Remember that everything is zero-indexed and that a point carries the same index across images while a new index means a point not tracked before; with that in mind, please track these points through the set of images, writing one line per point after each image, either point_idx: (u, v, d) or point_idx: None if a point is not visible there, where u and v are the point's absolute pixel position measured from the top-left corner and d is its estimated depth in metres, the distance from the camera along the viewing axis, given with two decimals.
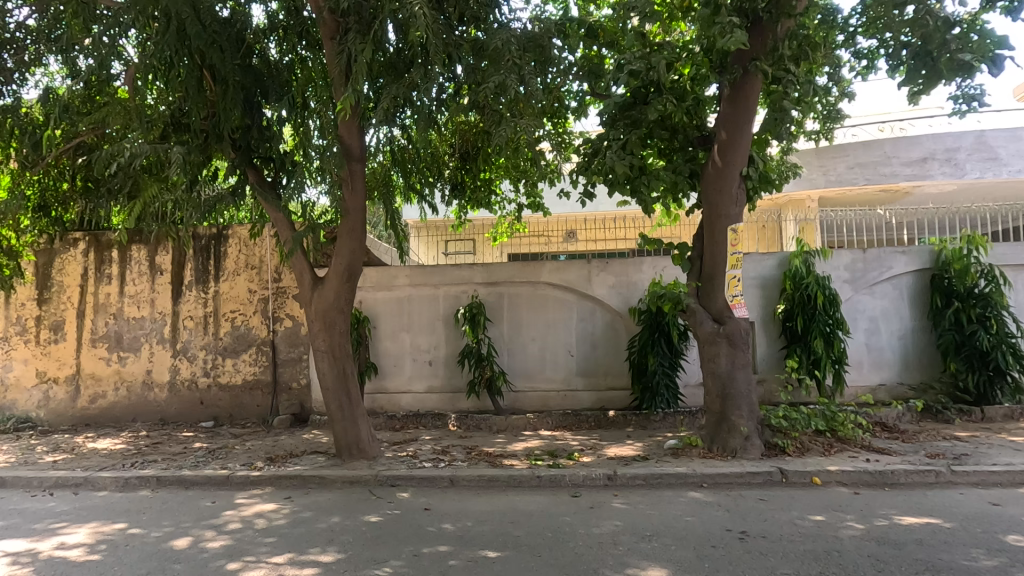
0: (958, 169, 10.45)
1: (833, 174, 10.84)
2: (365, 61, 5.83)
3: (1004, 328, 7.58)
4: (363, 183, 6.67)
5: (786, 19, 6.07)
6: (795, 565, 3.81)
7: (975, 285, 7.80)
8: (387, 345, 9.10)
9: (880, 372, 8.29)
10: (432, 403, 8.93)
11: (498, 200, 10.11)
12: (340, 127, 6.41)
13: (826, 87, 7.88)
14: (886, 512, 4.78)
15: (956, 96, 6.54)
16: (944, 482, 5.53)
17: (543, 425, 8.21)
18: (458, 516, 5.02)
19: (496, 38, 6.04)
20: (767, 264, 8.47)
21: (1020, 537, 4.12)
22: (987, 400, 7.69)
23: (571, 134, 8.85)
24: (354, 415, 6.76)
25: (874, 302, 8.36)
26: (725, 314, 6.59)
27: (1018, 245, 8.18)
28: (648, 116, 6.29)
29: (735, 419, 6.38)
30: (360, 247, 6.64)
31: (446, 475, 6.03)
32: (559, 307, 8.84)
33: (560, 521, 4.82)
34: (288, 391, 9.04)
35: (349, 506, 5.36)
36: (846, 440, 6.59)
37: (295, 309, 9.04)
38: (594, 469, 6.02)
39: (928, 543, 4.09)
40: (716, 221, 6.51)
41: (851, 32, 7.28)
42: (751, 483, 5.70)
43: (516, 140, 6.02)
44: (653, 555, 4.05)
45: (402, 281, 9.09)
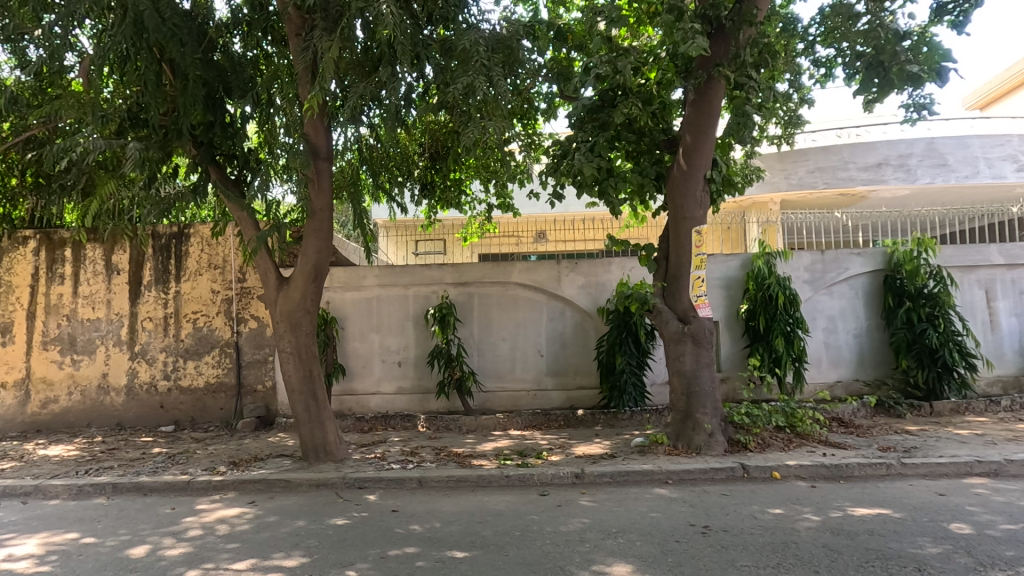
0: (911, 174, 10.90)
1: (795, 178, 11.17)
2: (332, 59, 5.72)
3: (951, 327, 7.96)
4: (330, 182, 6.58)
5: (748, 27, 6.25)
6: (754, 557, 3.93)
7: (925, 285, 8.17)
8: (356, 345, 9.00)
9: (838, 370, 8.60)
10: (402, 404, 8.87)
11: (468, 200, 10.12)
12: (306, 125, 6.30)
13: (787, 94, 8.15)
14: (841, 504, 4.97)
15: (907, 105, 6.87)
16: (895, 474, 5.77)
17: (513, 425, 8.24)
18: (426, 517, 5.00)
19: (465, 39, 6.04)
20: (730, 265, 8.69)
21: (963, 526, 4.34)
22: (936, 395, 8.07)
23: (541, 136, 8.93)
24: (321, 417, 6.66)
25: (832, 302, 8.66)
26: (690, 314, 6.72)
27: (962, 248, 8.61)
28: (615, 119, 6.40)
29: (699, 417, 6.53)
30: (327, 247, 6.54)
31: (414, 477, 6.00)
32: (529, 307, 8.89)
33: (527, 520, 4.86)
34: (253, 393, 8.85)
35: (315, 510, 5.28)
36: (804, 435, 6.83)
37: (259, 309, 8.86)
38: (562, 468, 6.08)
39: (880, 533, 4.26)
40: (682, 222, 6.65)
41: (810, 41, 7.63)
42: (714, 479, 5.85)
43: (485, 141, 6.06)
44: (618, 551, 4.12)
45: (370, 281, 8.99)
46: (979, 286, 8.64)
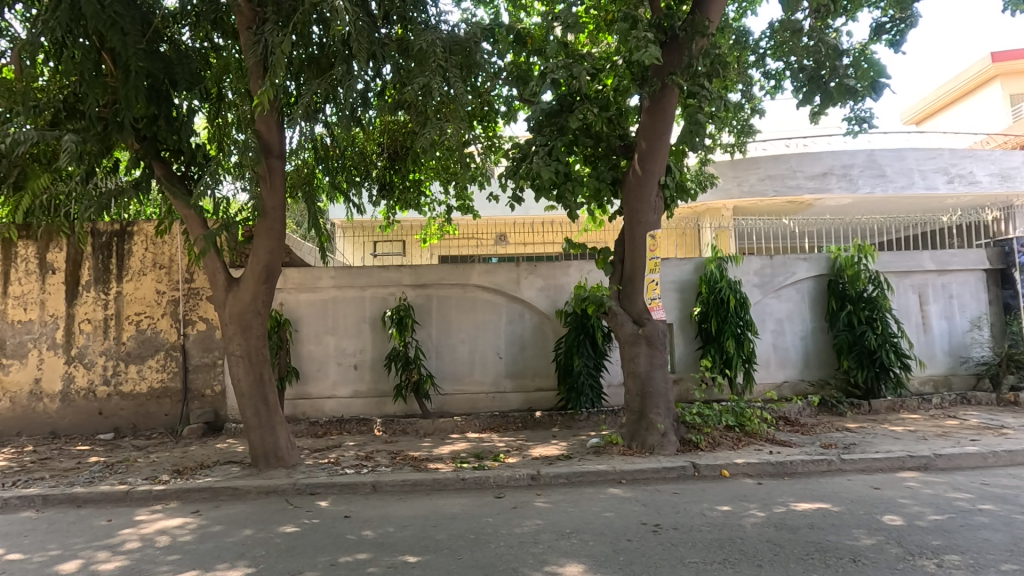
0: (853, 184, 11.38)
1: (746, 186, 11.57)
2: (283, 54, 5.53)
3: (888, 329, 8.39)
4: (283, 181, 6.40)
5: (700, 38, 6.38)
6: (702, 553, 4.03)
7: (865, 290, 8.59)
8: (310, 348, 8.78)
9: (785, 370, 8.93)
10: (358, 408, 8.72)
11: (428, 202, 10.05)
12: (258, 122, 6.12)
13: (740, 104, 8.46)
14: (785, 499, 5.17)
15: (850, 118, 7.28)
16: (835, 470, 6.05)
17: (470, 427, 8.21)
18: (379, 522, 4.92)
19: (422, 39, 5.98)
20: (684, 269, 8.92)
21: (894, 517, 4.59)
22: (873, 394, 8.50)
23: (501, 139, 8.97)
24: (272, 421, 6.46)
25: (780, 305, 9.00)
26: (645, 316, 6.87)
27: (898, 255, 9.10)
28: (572, 124, 6.48)
29: (653, 417, 6.67)
30: (279, 247, 6.35)
31: (368, 481, 5.91)
32: (488, 310, 8.88)
33: (482, 522, 4.84)
34: (201, 398, 8.51)
35: (264, 517, 5.12)
36: (753, 434, 7.06)
37: (208, 310, 8.54)
38: (518, 469, 6.09)
39: (819, 526, 4.46)
40: (636, 227, 6.80)
41: (761, 54, 7.98)
42: (667, 478, 5.98)
43: (442, 142, 6.06)
44: (571, 551, 4.15)
45: (326, 282, 8.79)
46: (913, 290, 9.14)
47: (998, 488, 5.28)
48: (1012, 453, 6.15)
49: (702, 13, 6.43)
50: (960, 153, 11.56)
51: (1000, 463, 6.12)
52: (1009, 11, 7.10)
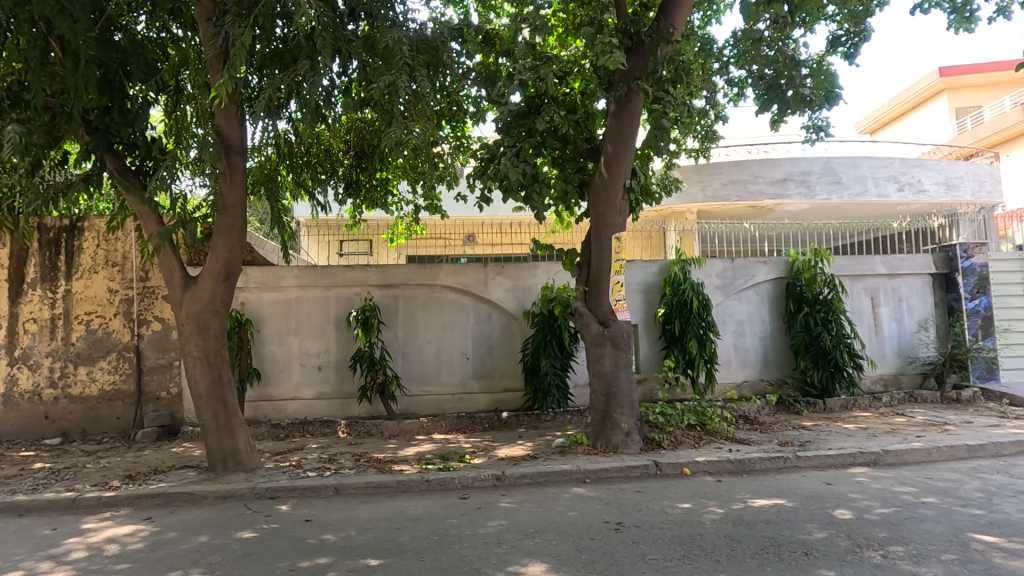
0: (810, 190, 11.75)
1: (710, 190, 11.84)
2: (244, 45, 5.37)
3: (842, 330, 8.71)
4: (244, 177, 6.22)
5: (665, 44, 6.47)
6: (662, 550, 4.11)
7: (820, 292, 8.89)
8: (272, 349, 8.59)
9: (745, 370, 9.18)
10: (322, 410, 8.56)
11: (395, 201, 9.95)
12: (217, 116, 5.92)
13: (704, 110, 8.70)
14: (742, 496, 5.31)
15: (807, 126, 7.57)
16: (791, 466, 6.25)
17: (437, 428, 8.15)
18: (341, 526, 4.84)
19: (388, 36, 5.89)
20: (649, 271, 9.08)
21: (845, 512, 4.77)
22: (828, 393, 8.82)
23: (470, 139, 8.97)
24: (231, 424, 6.28)
25: (741, 307, 9.25)
26: (610, 317, 6.97)
27: (852, 259, 9.45)
28: (539, 126, 6.51)
29: (617, 417, 6.76)
30: (240, 245, 6.18)
31: (331, 484, 5.80)
32: (455, 310, 8.85)
33: (446, 523, 4.82)
34: (156, 400, 8.21)
35: (221, 523, 4.98)
36: (713, 433, 7.23)
37: (165, 310, 8.26)
38: (483, 470, 6.09)
39: (775, 522, 4.60)
40: (602, 229, 6.88)
41: (725, 62, 8.24)
42: (629, 477, 6.07)
43: (408, 141, 6.01)
44: (535, 551, 4.17)
45: (289, 282, 8.60)
46: (866, 293, 9.52)
47: (940, 481, 5.55)
48: (953, 448, 6.49)
49: (667, 19, 6.53)
50: (910, 162, 12.05)
51: (943, 457, 6.44)
52: (953, 30, 7.49)
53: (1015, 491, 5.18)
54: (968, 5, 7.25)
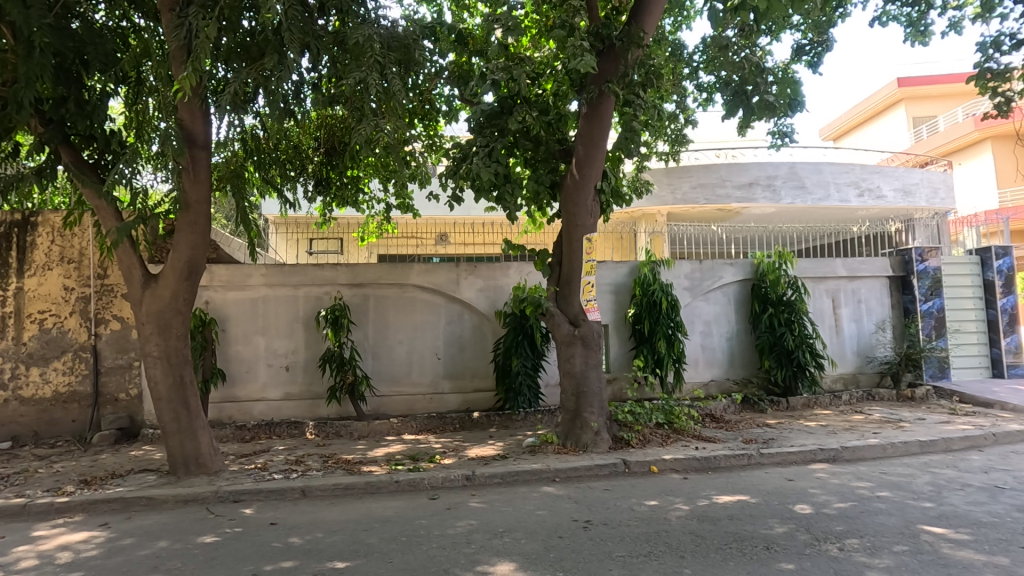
0: (776, 195, 12.07)
1: (679, 193, 12.05)
2: (208, 37, 5.24)
3: (804, 331, 8.97)
4: (208, 173, 6.05)
5: (635, 48, 6.55)
6: (629, 547, 4.17)
7: (784, 294, 9.13)
8: (238, 349, 8.39)
9: (712, 370, 9.37)
10: (289, 410, 8.40)
11: (366, 199, 9.86)
12: (181, 109, 5.74)
13: (674, 114, 8.88)
14: (708, 493, 5.42)
15: (774, 132, 7.77)
16: (754, 463, 6.41)
17: (407, 429, 8.08)
18: (308, 528, 4.76)
19: (358, 32, 5.78)
20: (620, 272, 9.20)
21: (805, 507, 4.92)
22: (791, 392, 9.07)
23: (442, 138, 8.94)
24: (193, 426, 6.10)
25: (708, 307, 9.44)
26: (581, 317, 7.04)
27: (814, 261, 9.74)
28: (511, 126, 6.52)
29: (587, 416, 6.83)
30: (203, 243, 6.01)
31: (298, 486, 5.70)
32: (426, 310, 8.80)
33: (415, 524, 4.79)
34: (114, 402, 7.93)
35: (182, 527, 4.84)
36: (681, 431, 7.36)
37: (124, 309, 7.99)
38: (453, 470, 6.07)
39: (738, 517, 4.71)
40: (573, 230, 6.93)
41: (694, 67, 8.41)
42: (598, 475, 6.14)
43: (378, 139, 5.95)
44: (503, 550, 4.19)
45: (256, 281, 8.41)
46: (827, 295, 9.82)
47: (894, 476, 5.78)
48: (907, 444, 6.76)
49: (638, 24, 6.60)
50: (870, 169, 12.48)
51: (897, 453, 6.71)
52: (909, 42, 7.81)
53: (963, 484, 5.43)
54: (923, 19, 7.55)
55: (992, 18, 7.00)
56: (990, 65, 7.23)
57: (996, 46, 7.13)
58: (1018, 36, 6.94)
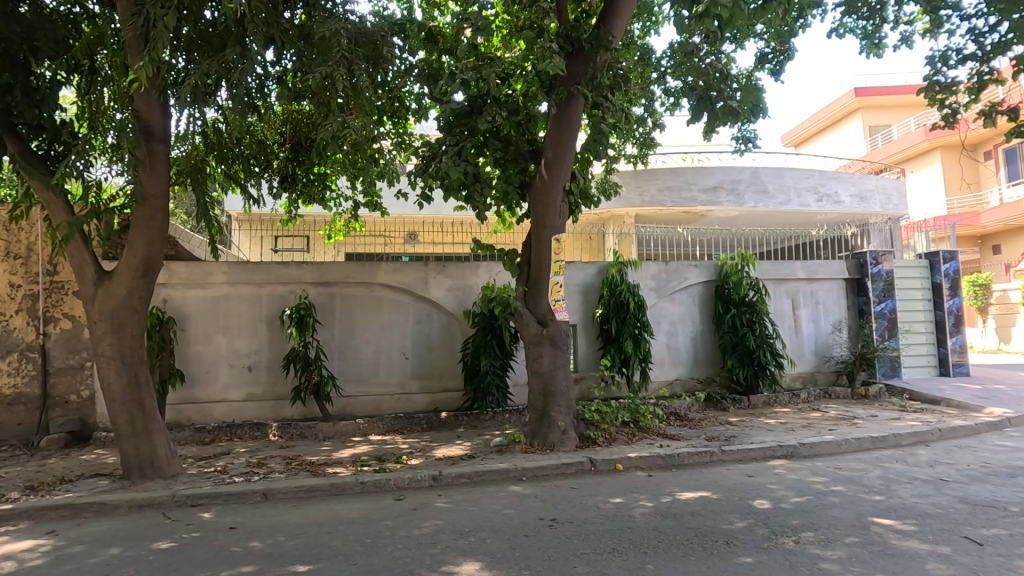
0: (739, 199, 12.39)
1: (647, 196, 12.24)
2: (167, 27, 5.08)
3: (765, 331, 9.23)
4: (166, 167, 5.85)
5: (604, 51, 6.62)
6: (594, 544, 4.22)
7: (746, 295, 9.38)
8: (197, 349, 8.15)
9: (677, 369, 9.55)
10: (252, 412, 8.20)
11: (334, 197, 9.70)
12: (137, 100, 5.53)
13: (642, 117, 9.01)
14: (671, 490, 5.54)
15: (738, 137, 7.97)
16: (716, 460, 6.57)
17: (374, 430, 7.99)
18: (269, 532, 4.66)
19: (325, 27, 5.69)
20: (588, 272, 9.29)
21: (763, 502, 5.06)
22: (752, 390, 9.33)
23: (412, 136, 8.87)
24: (149, 428, 5.89)
25: (673, 308, 9.63)
26: (549, 317, 7.09)
27: (774, 263, 10.04)
28: (481, 126, 6.53)
29: (554, 416, 6.88)
30: (161, 239, 5.82)
31: (259, 489, 5.57)
32: (394, 309, 8.71)
33: (380, 525, 4.74)
34: (64, 405, 7.59)
35: (136, 533, 4.67)
36: (645, 429, 7.50)
37: (75, 307, 7.67)
38: (420, 470, 6.03)
39: (699, 513, 4.82)
40: (541, 230, 6.97)
41: (662, 72, 8.56)
42: (565, 474, 6.20)
43: (344, 135, 5.87)
44: (469, 550, 4.18)
45: (217, 278, 8.18)
46: (787, 296, 10.13)
47: (848, 471, 6.01)
48: (860, 440, 7.04)
49: (606, 27, 6.68)
50: (828, 175, 12.93)
51: (850, 449, 6.97)
52: (864, 54, 8.13)
53: (910, 477, 5.68)
54: (877, 32, 7.87)
55: (940, 34, 7.34)
56: (938, 77, 7.58)
57: (943, 60, 7.48)
58: (963, 51, 7.30)
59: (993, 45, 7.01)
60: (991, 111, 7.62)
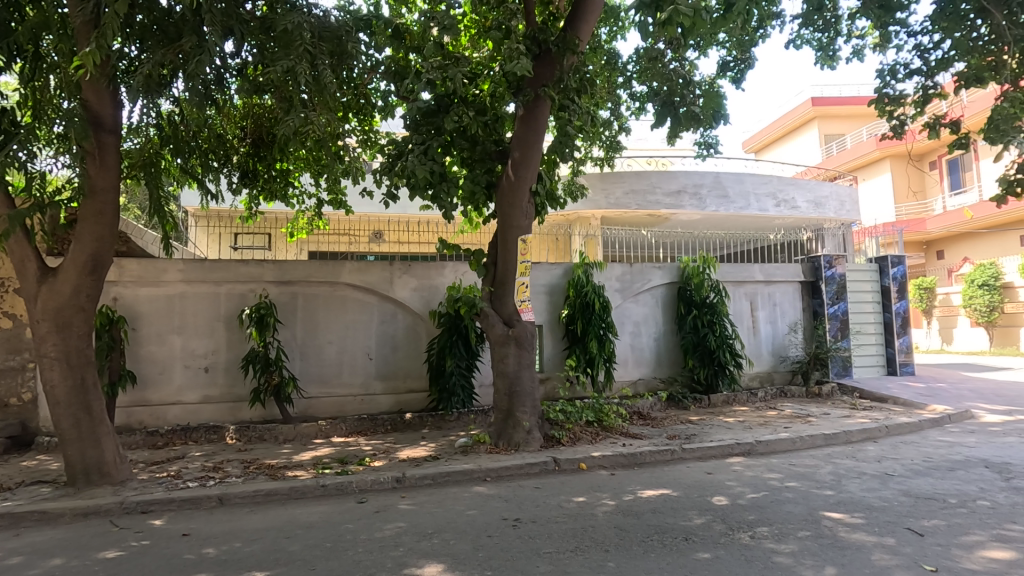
0: (701, 203, 12.68)
1: (613, 198, 12.40)
2: (118, 14, 4.87)
3: (725, 331, 9.47)
4: (117, 159, 5.61)
5: (571, 54, 6.65)
6: (556, 544, 4.24)
7: (708, 296, 9.61)
8: (150, 349, 7.84)
9: (640, 368, 9.71)
10: (208, 414, 7.94)
11: (297, 193, 9.47)
12: (86, 89, 5.28)
13: (608, 120, 9.13)
14: (633, 488, 5.63)
15: (700, 143, 8.17)
16: (677, 458, 6.71)
17: (336, 432, 7.84)
18: (224, 538, 4.51)
19: (287, 20, 5.56)
20: (554, 273, 9.35)
21: (721, 498, 5.20)
22: (712, 389, 9.57)
23: (378, 133, 8.75)
24: (96, 432, 5.62)
25: (637, 308, 9.79)
26: (515, 318, 7.10)
27: (734, 266, 10.31)
28: (447, 125, 6.48)
29: (519, 416, 6.89)
30: (111, 235, 5.57)
31: (214, 494, 5.40)
32: (358, 309, 8.57)
33: (341, 529, 4.66)
34: (3, 408, 7.18)
35: (80, 543, 4.46)
36: (609, 428, 7.60)
37: (17, 305, 7.28)
38: (383, 472, 5.95)
39: (660, 511, 4.91)
40: (508, 231, 6.98)
41: (628, 77, 8.70)
42: (529, 473, 6.22)
43: (306, 131, 5.77)
44: (432, 552, 4.15)
45: (172, 276, 7.89)
46: (746, 298, 10.43)
47: (801, 467, 6.23)
48: (813, 437, 7.31)
49: (573, 31, 6.72)
50: (786, 181, 13.35)
51: (804, 446, 7.23)
52: (820, 65, 8.44)
53: (859, 472, 5.93)
54: (832, 45, 8.18)
55: (889, 48, 7.68)
56: (887, 90, 7.93)
57: (892, 73, 7.83)
58: (910, 66, 7.65)
59: (937, 61, 7.37)
60: (936, 124, 8.01)
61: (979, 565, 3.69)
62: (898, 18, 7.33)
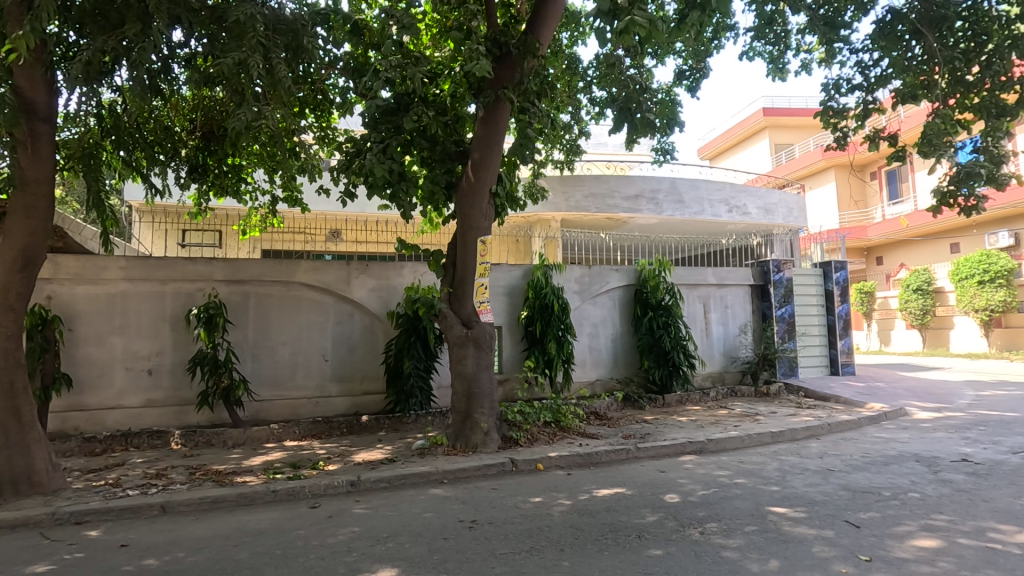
0: (658, 207, 12.98)
1: (573, 201, 12.54)
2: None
3: (679, 333, 9.73)
4: (52, 150, 5.29)
5: (531, 57, 6.68)
6: (512, 544, 4.26)
7: (663, 298, 9.85)
8: (88, 351, 7.43)
9: (598, 369, 9.85)
10: (151, 419, 7.59)
11: (249, 190, 9.18)
12: (17, 74, 4.96)
13: (569, 124, 9.24)
14: (589, 487, 5.71)
15: (656, 149, 8.39)
16: (632, 457, 6.84)
17: (289, 435, 7.63)
18: (166, 548, 4.32)
19: (239, 10, 5.36)
20: (513, 275, 9.38)
21: (673, 495, 5.34)
22: (666, 389, 9.81)
23: (336, 130, 8.58)
24: (25, 439, 5.25)
25: (595, 310, 9.94)
26: (474, 319, 7.08)
27: (689, 269, 10.60)
28: (406, 124, 6.41)
29: (477, 417, 6.88)
30: (44, 230, 5.27)
31: (157, 502, 5.17)
32: (313, 310, 8.37)
33: (292, 535, 4.54)
34: None
35: (6, 558, 4.18)
36: (566, 429, 7.69)
37: None
38: (337, 476, 5.83)
39: (614, 509, 5.00)
40: (467, 231, 6.97)
41: (588, 82, 8.83)
42: (486, 475, 6.21)
43: (259, 126, 5.61)
44: (386, 556, 4.09)
45: (114, 274, 7.51)
46: (699, 300, 10.74)
47: (749, 464, 6.46)
48: (760, 435, 7.59)
49: (533, 34, 6.75)
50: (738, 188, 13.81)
51: (753, 443, 7.50)
52: (771, 77, 8.78)
53: (803, 468, 6.20)
54: (782, 57, 8.52)
55: (833, 64, 8.08)
56: (832, 103, 8.32)
57: (836, 88, 8.23)
58: (852, 81, 8.08)
59: (876, 78, 7.81)
60: (875, 136, 8.46)
61: (909, 553, 3.92)
62: (842, 35, 7.71)
